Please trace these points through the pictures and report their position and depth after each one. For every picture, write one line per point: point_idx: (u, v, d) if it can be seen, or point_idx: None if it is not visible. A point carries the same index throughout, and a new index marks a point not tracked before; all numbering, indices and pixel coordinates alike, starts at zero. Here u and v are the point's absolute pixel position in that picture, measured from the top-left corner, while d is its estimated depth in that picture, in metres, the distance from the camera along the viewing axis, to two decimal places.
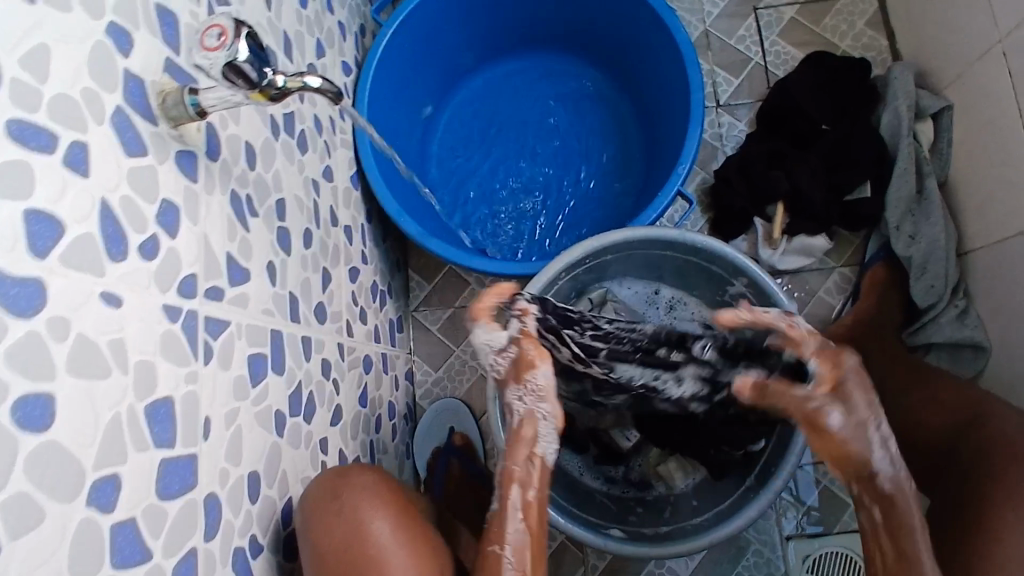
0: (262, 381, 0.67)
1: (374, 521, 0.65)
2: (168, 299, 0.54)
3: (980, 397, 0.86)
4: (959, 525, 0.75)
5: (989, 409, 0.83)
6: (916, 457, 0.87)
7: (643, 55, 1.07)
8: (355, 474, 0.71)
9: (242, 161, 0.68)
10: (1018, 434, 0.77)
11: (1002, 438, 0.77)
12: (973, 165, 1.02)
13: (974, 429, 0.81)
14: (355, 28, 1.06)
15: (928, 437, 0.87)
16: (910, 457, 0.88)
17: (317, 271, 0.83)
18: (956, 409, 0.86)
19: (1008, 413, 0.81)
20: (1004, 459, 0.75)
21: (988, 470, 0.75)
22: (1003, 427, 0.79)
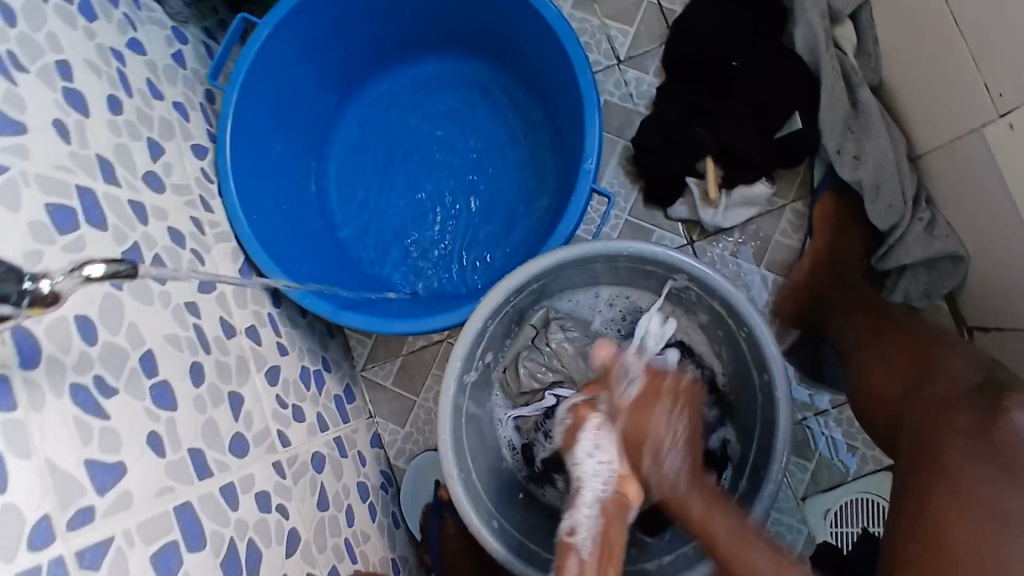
0: (177, 571, 0.60)
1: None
2: (13, 565, 0.47)
3: (934, 343, 0.79)
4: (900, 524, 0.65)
5: (942, 359, 0.76)
6: (878, 425, 0.81)
7: (522, 38, 0.96)
8: None
9: (78, 342, 0.59)
10: (961, 396, 0.69)
11: (946, 405, 0.70)
12: (905, 63, 0.91)
13: (920, 391, 0.74)
14: (200, 99, 0.94)
15: (878, 402, 0.80)
16: (869, 424, 0.83)
17: (222, 401, 0.75)
18: (905, 364, 0.79)
19: (962, 361, 0.75)
20: (940, 432, 0.67)
21: (928, 449, 0.67)
22: (948, 389, 0.71)
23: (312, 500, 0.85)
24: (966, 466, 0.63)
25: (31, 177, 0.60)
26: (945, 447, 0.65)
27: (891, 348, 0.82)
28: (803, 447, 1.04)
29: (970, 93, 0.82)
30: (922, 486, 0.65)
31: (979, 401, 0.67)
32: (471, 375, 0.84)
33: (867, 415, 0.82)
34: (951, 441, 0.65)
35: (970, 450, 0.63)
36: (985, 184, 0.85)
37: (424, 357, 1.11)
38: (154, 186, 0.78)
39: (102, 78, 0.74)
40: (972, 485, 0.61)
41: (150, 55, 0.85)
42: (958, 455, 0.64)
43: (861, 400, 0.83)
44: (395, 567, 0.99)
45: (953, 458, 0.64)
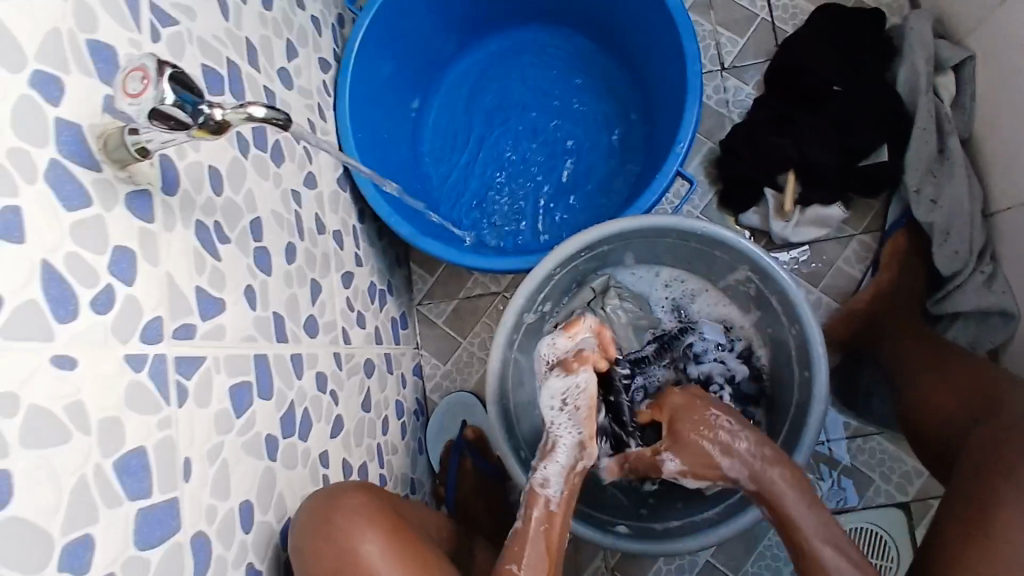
0: (247, 409, 0.66)
1: (365, 542, 0.68)
2: (130, 348, 0.54)
3: (998, 380, 0.82)
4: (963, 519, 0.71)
5: (1007, 394, 0.79)
6: (931, 440, 0.85)
7: (637, 23, 1.02)
8: (345, 493, 0.72)
9: (207, 188, 0.66)
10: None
11: (1016, 422, 0.74)
12: (1000, 119, 0.94)
13: (988, 416, 0.78)
14: (333, 20, 1.02)
15: (934, 416, 0.85)
16: (921, 442, 0.87)
17: (304, 284, 0.82)
18: (967, 390, 0.84)
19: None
20: (1013, 443, 0.72)
21: (993, 457, 0.73)
22: (1019, 411, 0.75)
23: (357, 398, 0.91)
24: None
25: (194, 38, 0.68)
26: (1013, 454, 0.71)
27: (952, 378, 0.86)
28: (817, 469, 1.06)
29: None
30: (983, 486, 0.71)
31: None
32: (527, 317, 0.90)
33: (914, 427, 0.87)
34: (1016, 453, 0.71)
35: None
36: None
37: (478, 305, 1.17)
38: (283, 81, 0.86)
39: None
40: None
41: None
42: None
43: (918, 416, 0.87)
44: (413, 486, 1.04)
45: (1021, 466, 0.70)
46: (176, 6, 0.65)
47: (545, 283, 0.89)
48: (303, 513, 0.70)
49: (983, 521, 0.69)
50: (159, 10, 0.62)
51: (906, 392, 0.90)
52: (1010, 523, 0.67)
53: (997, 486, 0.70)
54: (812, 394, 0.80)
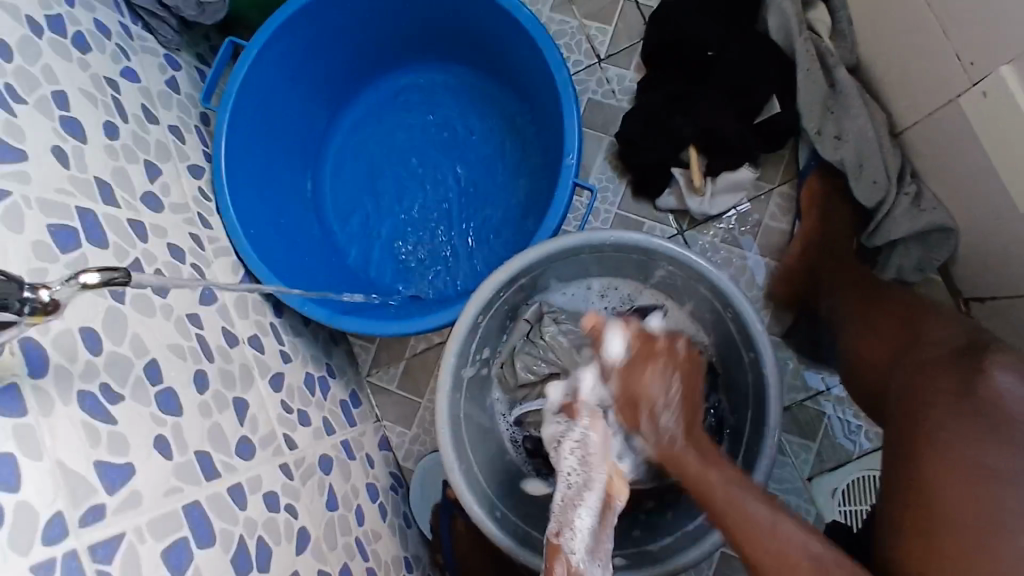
0: (188, 566, 0.63)
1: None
2: (32, 555, 0.51)
3: (919, 313, 0.83)
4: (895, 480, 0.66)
5: (928, 328, 0.79)
6: (869, 398, 0.82)
7: (500, 42, 0.99)
8: None
9: (84, 352, 0.63)
10: (946, 359, 0.71)
11: (928, 370, 0.72)
12: (880, 40, 0.93)
13: (907, 357, 0.77)
14: (195, 122, 0.98)
15: (871, 374, 0.82)
16: (864, 398, 0.84)
17: (227, 407, 0.78)
18: (892, 333, 0.83)
19: (947, 327, 0.77)
20: (924, 392, 0.70)
21: (913, 421, 0.68)
22: (930, 350, 0.74)
23: (320, 500, 0.87)
24: (952, 429, 0.63)
25: (33, 201, 0.63)
26: (932, 410, 0.67)
27: (872, 319, 0.87)
28: (808, 428, 1.04)
29: (944, 63, 0.83)
30: (911, 453, 0.66)
31: (964, 360, 0.70)
32: (467, 370, 0.86)
33: (858, 389, 0.85)
34: (933, 411, 0.66)
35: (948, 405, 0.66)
36: (965, 151, 0.85)
37: (427, 360, 1.14)
38: (152, 205, 0.82)
39: (98, 105, 0.78)
40: (960, 447, 0.62)
41: (144, 83, 0.89)
42: (940, 421, 0.65)
43: (855, 376, 0.85)
44: (408, 564, 1.01)
45: (941, 420, 0.65)
46: (2, 175, 0.61)
47: (475, 332, 0.86)
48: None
49: (923, 488, 0.62)
50: None
51: (840, 341, 0.89)
52: (945, 479, 0.61)
53: (925, 452, 0.64)
54: (764, 374, 0.77)
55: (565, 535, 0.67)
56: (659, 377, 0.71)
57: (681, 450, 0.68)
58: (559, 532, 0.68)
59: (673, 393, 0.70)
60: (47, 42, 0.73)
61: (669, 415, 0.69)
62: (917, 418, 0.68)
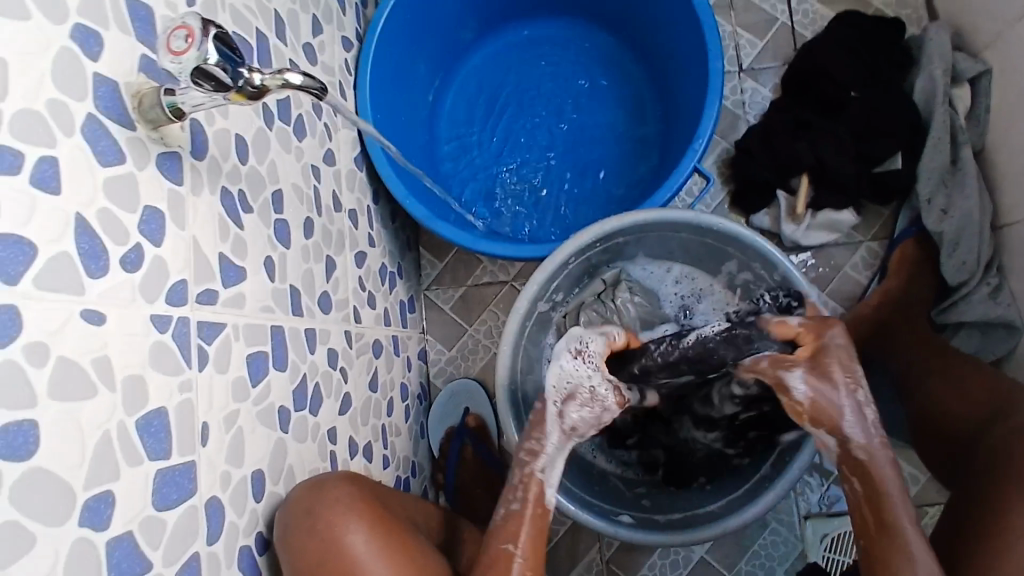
0: (262, 379, 0.66)
1: (350, 533, 0.66)
2: (155, 309, 0.54)
3: (1007, 388, 0.83)
4: (972, 512, 0.71)
5: (1019, 400, 0.79)
6: (941, 450, 0.84)
7: (658, 19, 1.03)
8: (332, 484, 0.69)
9: (233, 155, 0.66)
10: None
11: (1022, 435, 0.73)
12: (1015, 131, 0.95)
13: (996, 422, 0.78)
14: (357, 0, 1.02)
15: (952, 427, 0.84)
16: (931, 447, 0.86)
17: (320, 259, 0.82)
18: (982, 397, 0.83)
19: None
20: (1011, 445, 0.73)
21: (1001, 479, 0.71)
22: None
23: (366, 377, 0.91)
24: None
25: (226, 6, 0.67)
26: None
27: (949, 376, 0.89)
28: (816, 470, 1.08)
29: None
30: (995, 497, 0.70)
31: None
32: (539, 305, 0.90)
33: (928, 437, 0.87)
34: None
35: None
36: None
37: (485, 294, 1.18)
38: (308, 57, 0.86)
39: None
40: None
41: None
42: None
43: (929, 424, 0.87)
44: (414, 469, 1.05)
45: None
46: None
47: (557, 273, 0.90)
48: (283, 506, 0.67)
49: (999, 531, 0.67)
50: None
51: (911, 397, 0.90)
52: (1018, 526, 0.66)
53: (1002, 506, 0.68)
54: None
55: (539, 466, 0.75)
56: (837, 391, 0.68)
57: (877, 457, 0.65)
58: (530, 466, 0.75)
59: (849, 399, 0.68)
60: None
61: (856, 426, 0.66)
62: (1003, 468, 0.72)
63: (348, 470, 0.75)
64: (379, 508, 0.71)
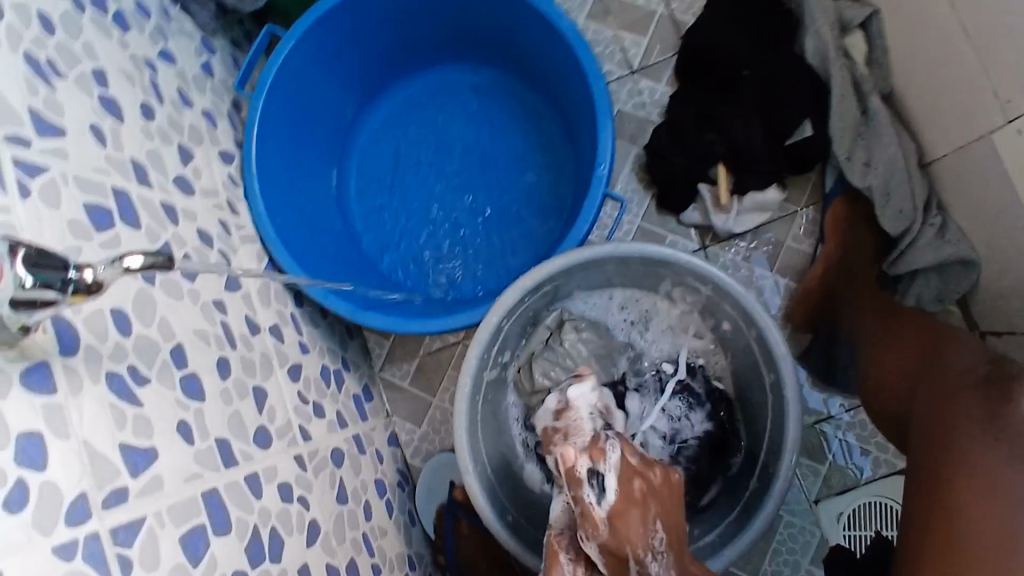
0: (205, 554, 0.62)
1: None
2: (56, 539, 0.50)
3: (943, 336, 0.83)
4: (929, 497, 0.67)
5: (953, 349, 0.79)
6: (891, 412, 0.85)
7: (535, 48, 1.00)
8: None
9: (114, 333, 0.62)
10: (971, 383, 0.71)
11: (953, 394, 0.72)
12: (916, 69, 0.93)
13: (931, 377, 0.78)
14: (228, 108, 0.99)
15: (895, 393, 0.84)
16: (886, 416, 0.87)
17: (247, 395, 0.78)
18: (918, 353, 0.84)
19: (972, 351, 0.77)
20: (952, 416, 0.70)
21: (942, 442, 0.69)
22: (958, 373, 0.74)
23: (331, 493, 0.87)
24: (985, 453, 0.64)
25: (70, 178, 0.63)
26: (965, 440, 0.66)
27: (891, 336, 0.89)
28: (816, 451, 1.04)
29: (979, 97, 0.84)
30: (938, 470, 0.68)
31: (989, 388, 0.69)
32: (486, 373, 0.87)
33: (882, 409, 0.87)
34: (963, 436, 0.67)
35: (974, 433, 0.66)
36: (996, 186, 0.86)
37: (441, 359, 1.14)
38: (183, 189, 0.82)
39: (136, 86, 0.78)
40: (986, 470, 0.63)
41: (180, 66, 0.89)
42: (969, 439, 0.66)
43: (878, 388, 0.87)
44: (412, 563, 1.01)
45: (966, 446, 0.66)
46: (41, 152, 0.61)
47: (496, 337, 0.86)
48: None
49: (951, 514, 0.64)
50: (24, 162, 0.58)
51: (864, 365, 0.90)
52: (968, 495, 0.63)
53: (950, 469, 0.66)
54: (785, 395, 0.78)
55: (562, 540, 0.67)
56: (641, 517, 0.63)
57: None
58: (559, 539, 0.68)
59: (659, 526, 0.64)
60: (89, 19, 0.74)
61: (659, 558, 0.63)
62: (946, 441, 0.69)
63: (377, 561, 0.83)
64: None
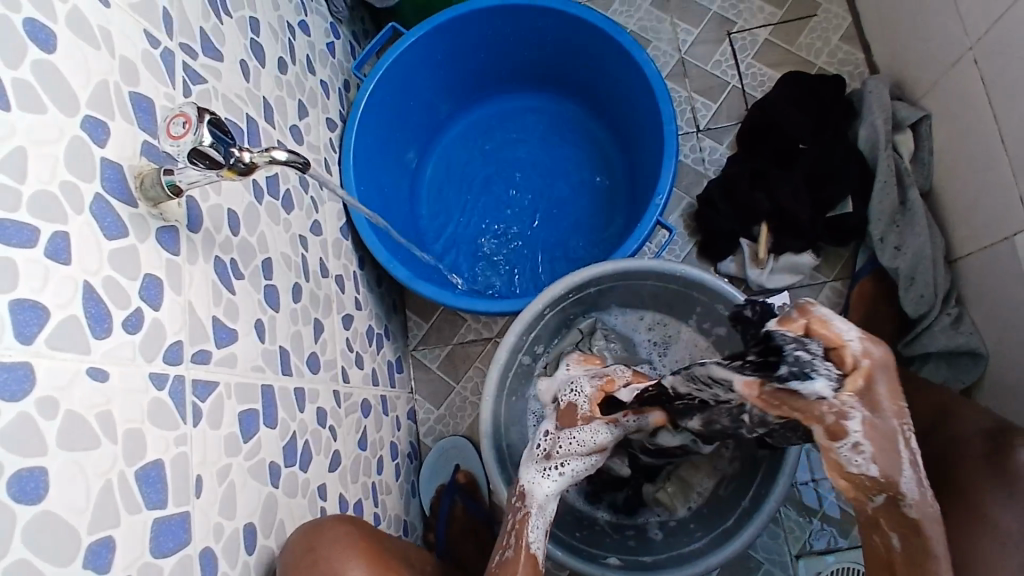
0: (254, 435, 0.70)
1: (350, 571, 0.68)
2: (153, 367, 0.57)
3: (948, 399, 0.88)
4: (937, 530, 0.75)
5: (960, 411, 0.85)
6: None
7: (618, 90, 1.12)
8: (329, 526, 0.73)
9: (225, 228, 0.71)
10: (974, 435, 0.79)
11: (963, 443, 0.79)
12: (956, 173, 1.03)
13: (938, 431, 0.84)
14: (339, 85, 1.11)
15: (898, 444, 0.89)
16: None
17: (308, 322, 0.87)
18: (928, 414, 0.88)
19: (978, 413, 0.83)
20: (960, 467, 0.77)
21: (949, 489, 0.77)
22: (966, 428, 0.81)
23: (354, 435, 0.94)
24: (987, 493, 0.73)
25: (219, 95, 0.75)
26: (977, 489, 0.74)
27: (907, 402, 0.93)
28: (803, 508, 1.09)
29: (1008, 203, 0.93)
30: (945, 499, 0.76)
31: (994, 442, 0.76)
32: (519, 356, 0.95)
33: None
34: (966, 482, 0.75)
35: (984, 483, 0.73)
36: (1014, 286, 0.94)
37: (470, 351, 1.22)
38: (294, 137, 0.93)
39: (277, 41, 0.91)
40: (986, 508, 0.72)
41: (311, 38, 1.02)
42: (978, 481, 0.74)
43: None
44: (406, 528, 1.06)
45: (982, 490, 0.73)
46: (202, 66, 0.72)
47: (535, 325, 0.94)
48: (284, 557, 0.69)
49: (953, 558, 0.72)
50: (190, 69, 0.70)
51: None
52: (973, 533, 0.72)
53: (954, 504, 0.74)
54: None
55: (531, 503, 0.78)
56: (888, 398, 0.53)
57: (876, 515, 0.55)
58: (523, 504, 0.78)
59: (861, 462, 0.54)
60: None
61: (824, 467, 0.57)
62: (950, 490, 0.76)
63: (353, 519, 0.78)
64: (376, 550, 0.73)
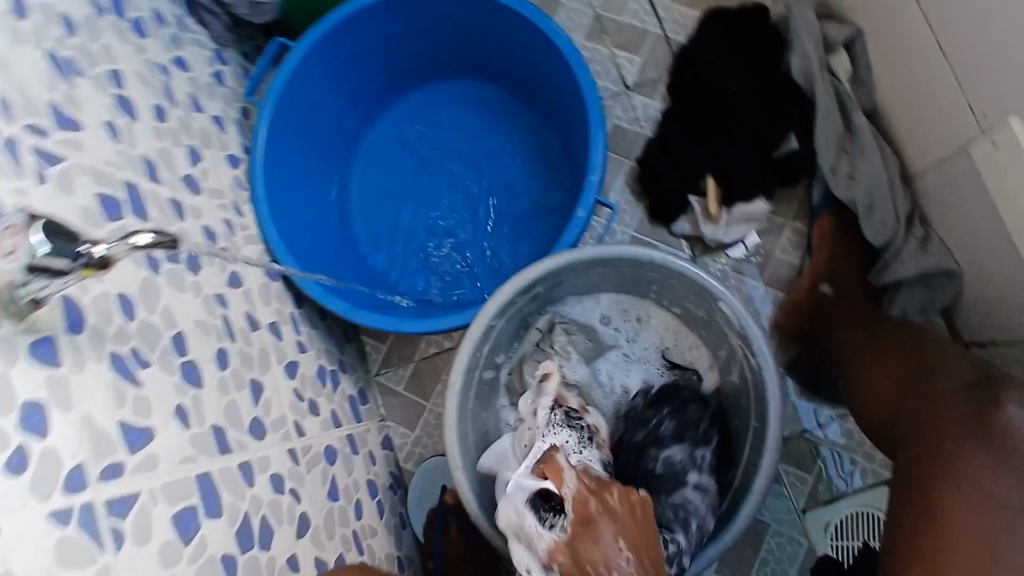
0: (196, 534, 0.64)
1: None
2: (51, 505, 0.51)
3: (933, 346, 0.86)
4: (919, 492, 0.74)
5: (942, 361, 0.83)
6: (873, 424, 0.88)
7: (532, 63, 1.04)
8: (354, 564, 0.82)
9: (117, 316, 0.64)
10: (954, 392, 0.78)
11: (941, 402, 0.78)
12: (898, 88, 0.97)
13: (919, 385, 0.82)
14: (237, 115, 1.03)
15: (877, 399, 0.87)
16: (866, 421, 0.89)
17: (244, 386, 0.80)
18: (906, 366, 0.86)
19: (961, 361, 0.82)
20: (940, 423, 0.76)
21: (931, 448, 0.75)
22: (945, 382, 0.79)
23: (323, 488, 0.89)
24: (977, 462, 0.71)
25: (83, 169, 0.67)
26: (956, 449, 0.73)
27: (882, 352, 0.90)
28: (804, 460, 1.05)
29: (956, 110, 0.87)
30: (925, 474, 0.74)
31: (975, 395, 0.75)
32: (478, 370, 0.89)
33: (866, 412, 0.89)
34: (951, 440, 0.74)
35: (970, 449, 0.72)
36: (974, 198, 0.89)
37: (435, 366, 1.16)
38: (190, 188, 0.85)
39: (149, 88, 0.82)
40: (979, 484, 0.70)
41: (192, 72, 0.93)
42: (961, 448, 0.72)
43: (865, 398, 0.89)
44: (401, 564, 1.01)
45: (961, 456, 0.72)
46: (59, 141, 0.64)
47: (488, 337, 0.88)
48: None
49: (935, 524, 0.70)
50: (43, 151, 0.62)
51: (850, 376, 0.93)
52: (956, 500, 0.70)
53: (940, 479, 0.72)
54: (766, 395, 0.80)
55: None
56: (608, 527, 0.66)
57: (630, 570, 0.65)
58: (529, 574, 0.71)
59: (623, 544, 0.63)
60: (107, 24, 0.78)
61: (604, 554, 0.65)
62: (937, 452, 0.74)
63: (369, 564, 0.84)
64: None
